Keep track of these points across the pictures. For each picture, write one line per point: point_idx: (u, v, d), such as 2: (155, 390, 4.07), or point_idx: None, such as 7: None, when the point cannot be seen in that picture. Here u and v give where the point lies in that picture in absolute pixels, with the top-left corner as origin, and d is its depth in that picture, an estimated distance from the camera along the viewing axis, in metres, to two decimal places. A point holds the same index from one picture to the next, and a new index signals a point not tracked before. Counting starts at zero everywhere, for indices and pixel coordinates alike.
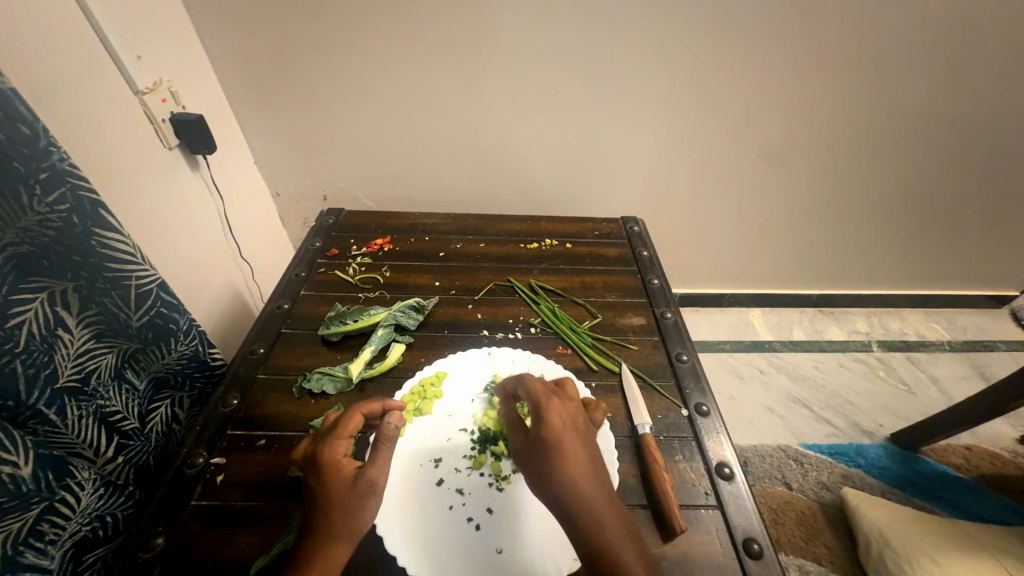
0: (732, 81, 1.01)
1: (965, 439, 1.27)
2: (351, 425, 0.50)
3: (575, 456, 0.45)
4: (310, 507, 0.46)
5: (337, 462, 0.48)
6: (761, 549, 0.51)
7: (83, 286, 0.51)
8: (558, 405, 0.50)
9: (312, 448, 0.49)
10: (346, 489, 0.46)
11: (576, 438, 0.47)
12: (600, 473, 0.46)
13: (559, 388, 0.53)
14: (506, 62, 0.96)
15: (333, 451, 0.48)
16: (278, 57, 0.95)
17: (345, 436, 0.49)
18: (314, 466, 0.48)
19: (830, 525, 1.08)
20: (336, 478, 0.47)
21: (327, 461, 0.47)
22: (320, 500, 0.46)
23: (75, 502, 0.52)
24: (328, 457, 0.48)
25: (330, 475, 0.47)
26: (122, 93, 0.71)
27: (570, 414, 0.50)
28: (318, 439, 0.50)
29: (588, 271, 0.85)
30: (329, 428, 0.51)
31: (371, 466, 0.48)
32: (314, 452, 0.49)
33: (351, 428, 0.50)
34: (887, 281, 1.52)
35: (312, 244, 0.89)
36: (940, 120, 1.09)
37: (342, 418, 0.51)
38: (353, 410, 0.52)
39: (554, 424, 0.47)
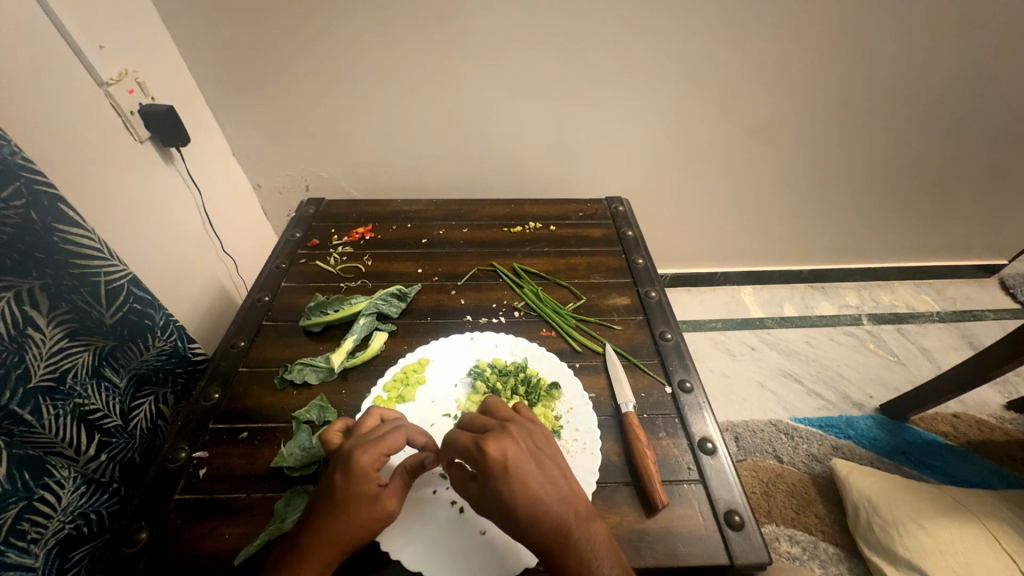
0: (716, 54, 0.98)
1: (953, 407, 1.29)
2: (395, 444, 0.48)
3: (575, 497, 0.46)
4: (323, 502, 0.45)
5: (367, 471, 0.46)
6: (743, 521, 0.52)
7: (50, 284, 0.50)
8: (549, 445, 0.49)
9: (351, 446, 0.47)
10: (364, 501, 0.45)
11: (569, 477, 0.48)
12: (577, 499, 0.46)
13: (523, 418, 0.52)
14: (484, 42, 0.93)
15: (371, 461, 0.46)
16: (249, 44, 0.92)
17: (383, 451, 0.47)
18: (346, 466, 0.46)
19: (820, 496, 1.10)
20: (359, 486, 0.45)
21: (358, 467, 0.45)
22: (338, 501, 0.45)
23: (56, 501, 0.52)
24: (363, 465, 0.45)
25: (355, 480, 0.45)
26: (85, 85, 0.69)
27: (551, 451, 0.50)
28: (359, 441, 0.48)
29: (572, 253, 0.85)
30: (372, 434, 0.48)
31: (392, 495, 0.47)
32: (350, 452, 0.47)
33: (395, 445, 0.48)
34: (877, 254, 1.52)
35: (292, 234, 0.87)
36: (928, 89, 1.07)
37: (393, 432, 0.48)
38: (404, 428, 0.50)
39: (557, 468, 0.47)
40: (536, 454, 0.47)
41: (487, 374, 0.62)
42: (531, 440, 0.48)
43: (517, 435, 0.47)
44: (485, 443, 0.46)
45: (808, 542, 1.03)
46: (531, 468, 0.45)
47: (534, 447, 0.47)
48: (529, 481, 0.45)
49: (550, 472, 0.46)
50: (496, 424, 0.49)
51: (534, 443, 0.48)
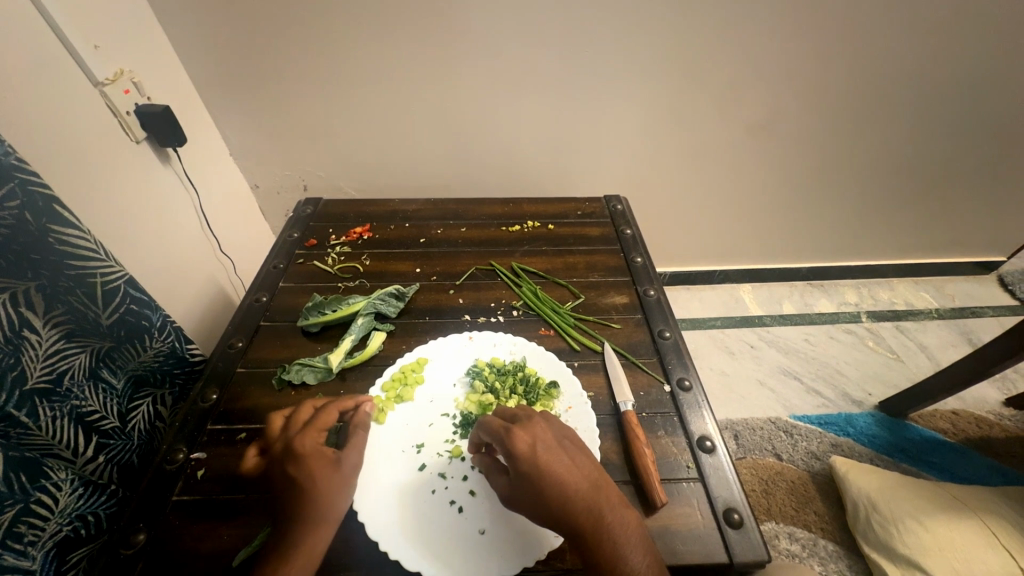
0: (715, 52, 0.98)
1: (952, 404, 1.29)
2: (328, 419, 0.54)
3: (604, 490, 0.47)
4: (290, 498, 0.48)
5: (311, 452, 0.51)
6: (742, 519, 0.52)
7: (46, 285, 0.50)
8: (572, 441, 0.50)
9: (287, 440, 0.52)
10: (329, 474, 0.50)
11: (593, 469, 0.48)
12: (606, 493, 0.47)
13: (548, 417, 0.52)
14: (481, 41, 0.93)
15: (312, 442, 0.51)
16: (245, 44, 0.92)
17: (318, 429, 0.52)
18: (290, 457, 0.50)
19: (819, 493, 1.10)
20: (312, 467, 0.50)
21: (302, 450, 0.51)
22: (306, 486, 0.49)
23: (54, 503, 0.52)
24: (307, 448, 0.51)
25: (306, 462, 0.50)
26: (78, 85, 0.68)
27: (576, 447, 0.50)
28: (291, 433, 0.53)
29: (571, 252, 0.84)
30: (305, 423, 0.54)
31: (351, 453, 0.52)
32: (289, 444, 0.52)
33: (328, 422, 0.54)
34: (876, 251, 1.52)
35: (290, 234, 0.87)
36: (926, 86, 1.07)
37: (321, 411, 0.54)
38: (330, 406, 0.55)
39: (583, 462, 0.48)
40: (564, 444, 0.49)
41: (486, 373, 0.62)
42: (557, 431, 0.50)
43: (544, 427, 0.49)
44: (514, 429, 0.48)
45: (807, 539, 1.03)
46: (558, 454, 0.47)
47: (559, 438, 0.49)
48: (557, 467, 0.46)
49: (579, 461, 0.48)
50: (523, 414, 0.51)
51: (561, 435, 0.50)
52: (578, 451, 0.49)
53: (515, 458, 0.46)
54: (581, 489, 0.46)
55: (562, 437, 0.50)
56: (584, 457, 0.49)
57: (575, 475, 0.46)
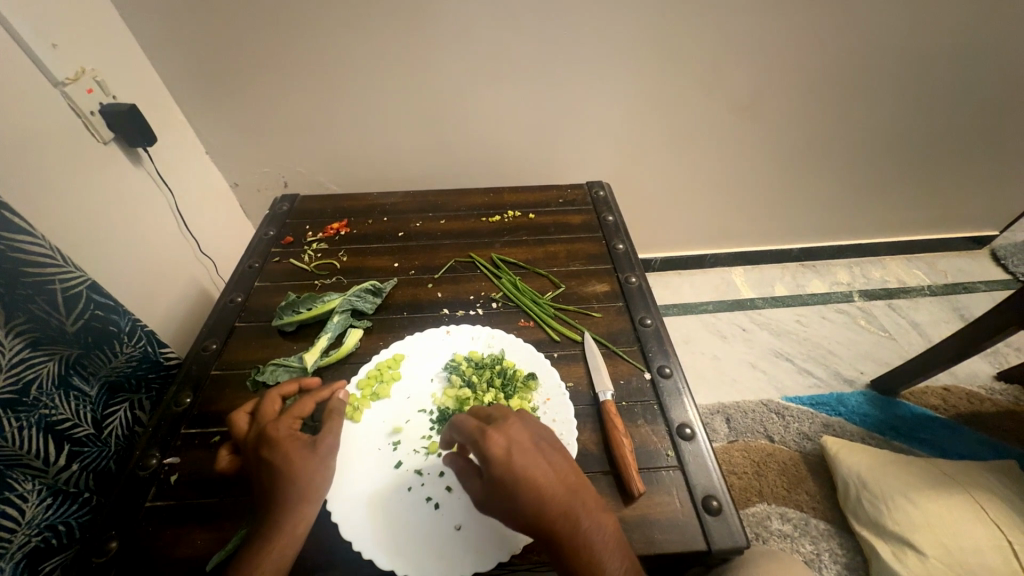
0: (696, 30, 0.95)
1: (943, 380, 1.29)
2: (304, 408, 0.53)
3: (578, 493, 0.46)
4: (265, 486, 0.48)
5: (284, 437, 0.50)
6: (721, 506, 0.51)
7: (3, 295, 0.48)
8: (549, 443, 0.49)
9: (260, 429, 0.51)
10: (304, 458, 0.49)
11: (570, 472, 0.47)
12: (582, 498, 0.46)
13: (526, 418, 0.51)
14: (454, 27, 0.91)
15: (286, 428, 0.51)
16: (213, 38, 0.89)
17: (292, 415, 0.52)
18: (264, 442, 0.49)
19: (811, 473, 1.11)
20: (284, 452, 0.49)
21: (274, 436, 0.50)
22: (283, 471, 0.48)
23: (20, 515, 0.51)
24: (281, 432, 0.50)
25: (278, 446, 0.49)
26: (36, 86, 0.66)
27: (554, 448, 0.49)
28: (264, 422, 0.52)
29: (552, 241, 0.83)
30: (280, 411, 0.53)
31: (327, 435, 0.52)
32: (262, 431, 0.51)
33: (304, 410, 0.53)
34: (867, 229, 1.51)
35: (265, 232, 0.85)
36: (913, 60, 1.05)
37: (297, 401, 0.54)
38: (307, 396, 0.55)
39: (559, 465, 0.47)
40: (540, 446, 0.48)
41: (463, 367, 0.61)
42: (534, 432, 0.49)
43: (520, 429, 0.48)
44: (488, 433, 0.47)
45: (799, 519, 1.04)
46: (534, 458, 0.46)
47: (536, 439, 0.48)
48: (533, 471, 0.45)
49: (555, 463, 0.47)
50: (499, 415, 0.50)
51: (536, 436, 0.49)
52: (554, 453, 0.48)
53: (489, 464, 0.45)
54: (557, 493, 0.45)
55: (538, 439, 0.49)
56: (560, 460, 0.48)
57: (550, 479, 0.45)
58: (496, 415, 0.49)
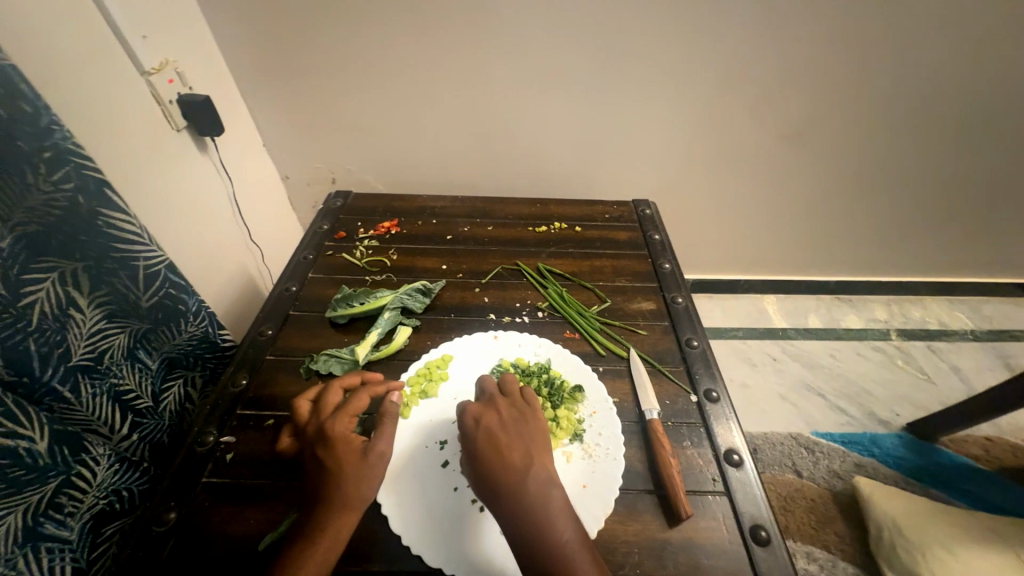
0: (753, 56, 0.96)
1: (985, 429, 1.24)
2: (360, 405, 0.54)
3: (527, 476, 0.48)
4: (319, 482, 0.49)
5: (340, 437, 0.51)
6: (769, 537, 0.50)
7: (92, 266, 0.52)
8: (524, 427, 0.52)
9: (320, 423, 0.53)
10: (358, 461, 0.50)
11: (529, 456, 0.50)
12: (530, 482, 0.48)
13: (517, 401, 0.55)
14: (514, 40, 0.93)
15: (342, 427, 0.52)
16: (285, 38, 0.93)
17: (349, 413, 0.52)
18: (322, 440, 0.51)
19: (841, 514, 1.07)
20: (339, 452, 0.50)
21: (332, 435, 0.51)
22: (336, 470, 0.49)
23: (91, 477, 0.53)
24: (338, 432, 0.51)
25: (335, 445, 0.50)
26: (127, 73, 0.70)
27: (528, 433, 0.52)
28: (323, 417, 0.53)
29: (598, 255, 0.84)
30: (337, 407, 0.54)
31: (379, 440, 0.51)
32: (321, 427, 0.52)
33: (359, 407, 0.54)
34: (910, 267, 1.47)
35: (320, 226, 0.88)
36: (974, 100, 1.03)
37: (353, 396, 0.54)
38: (362, 392, 0.55)
39: (519, 448, 0.50)
40: (515, 427, 0.52)
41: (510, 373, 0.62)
42: (513, 415, 0.53)
43: (503, 409, 0.54)
44: (471, 405, 0.54)
45: (826, 560, 1.01)
46: (503, 434, 0.51)
47: (512, 422, 0.53)
48: (495, 444, 0.50)
49: (515, 445, 0.51)
50: (490, 394, 0.56)
51: (518, 418, 0.53)
52: (523, 437, 0.51)
53: (462, 431, 0.53)
54: (502, 470, 0.49)
55: (513, 421, 0.53)
56: (526, 443, 0.51)
57: (502, 456, 0.49)
58: (489, 393, 0.56)
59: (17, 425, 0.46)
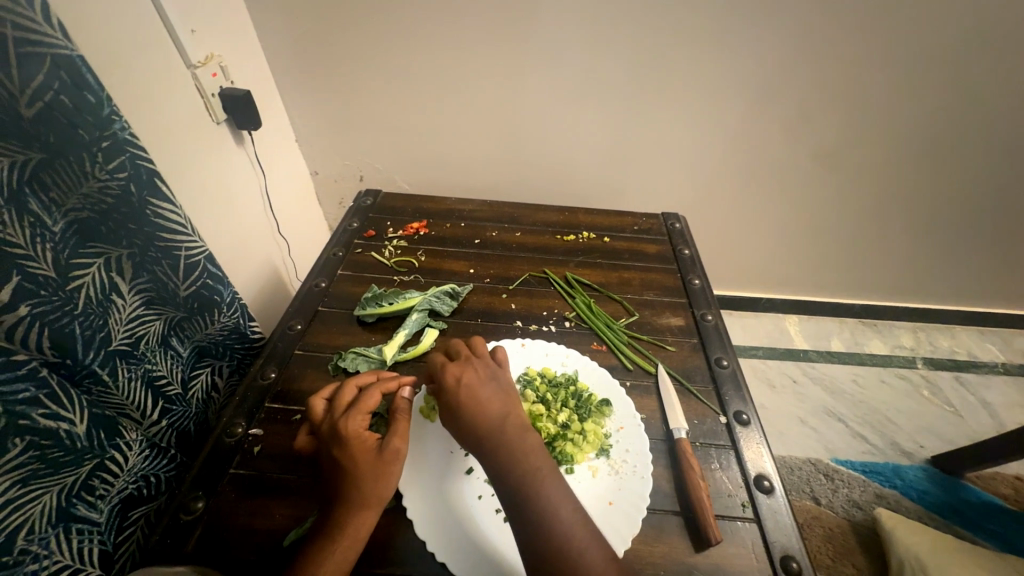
0: (793, 73, 0.95)
1: (1015, 468, 1.19)
2: (371, 401, 0.53)
3: (515, 426, 0.49)
4: (337, 481, 0.48)
5: (354, 435, 0.50)
6: (800, 569, 0.49)
7: (136, 254, 0.53)
8: (501, 382, 0.53)
9: (334, 421, 0.52)
10: (373, 458, 0.49)
11: (511, 407, 0.51)
12: (521, 431, 0.49)
13: (489, 358, 0.56)
14: (552, 48, 0.93)
15: (355, 425, 0.51)
16: (324, 36, 0.95)
17: (363, 411, 0.52)
18: (337, 439, 0.50)
19: (861, 546, 1.04)
20: (354, 450, 0.49)
21: (347, 433, 0.50)
22: (352, 469, 0.48)
23: (123, 461, 0.54)
24: (352, 430, 0.50)
25: (350, 444, 0.49)
26: (176, 66, 0.72)
27: (505, 387, 0.53)
28: (336, 414, 0.53)
29: (626, 267, 0.83)
30: (350, 404, 0.53)
31: (394, 437, 0.51)
32: (336, 425, 0.51)
33: (371, 405, 0.53)
34: (941, 295, 1.42)
35: (349, 223, 0.89)
36: (1021, 127, 1.00)
37: (363, 393, 0.54)
38: (374, 388, 0.55)
39: (502, 399, 0.51)
40: (494, 385, 0.53)
41: (537, 383, 0.61)
42: (490, 372, 0.54)
43: (478, 367, 0.54)
44: (447, 364, 0.53)
45: None
46: (484, 391, 0.51)
47: (492, 378, 0.53)
48: (477, 402, 0.50)
49: (501, 400, 0.51)
50: (464, 353, 0.55)
51: (494, 377, 0.54)
52: (502, 390, 0.52)
53: (442, 387, 0.52)
54: (495, 421, 0.49)
55: (491, 374, 0.54)
56: (508, 396, 0.52)
57: (489, 407, 0.50)
58: (461, 352, 0.55)
59: (59, 407, 0.46)
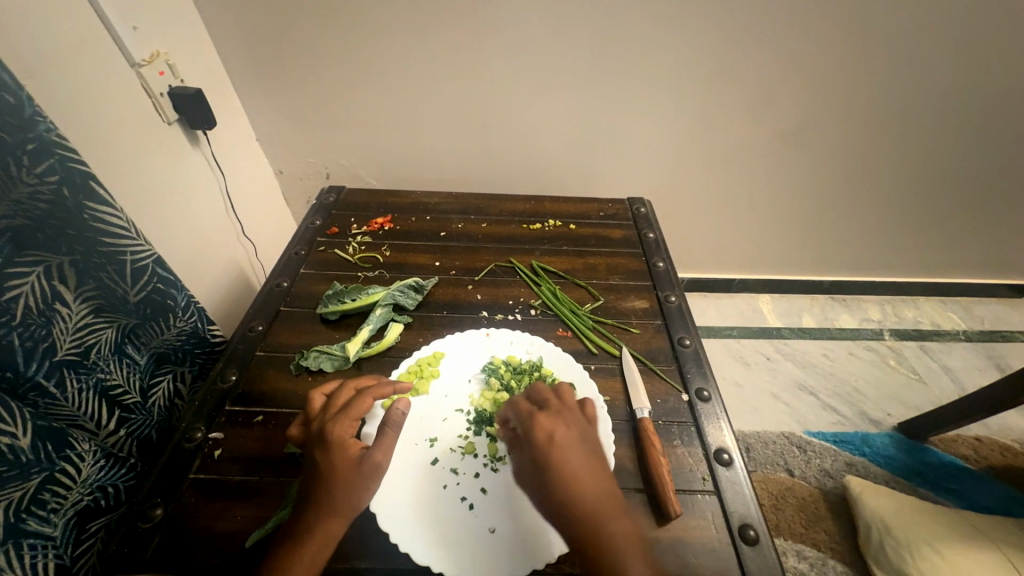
0: (750, 54, 0.96)
1: (975, 429, 1.25)
2: (363, 408, 0.51)
3: (606, 496, 0.45)
4: (313, 485, 0.47)
5: (342, 442, 0.49)
6: (757, 536, 0.50)
7: (79, 261, 0.51)
8: (593, 441, 0.49)
9: (323, 423, 0.51)
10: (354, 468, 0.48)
11: (602, 471, 0.47)
12: (611, 501, 0.45)
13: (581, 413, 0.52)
14: (510, 36, 0.93)
15: (343, 431, 0.49)
16: (277, 30, 0.92)
17: (352, 417, 0.50)
18: (322, 443, 0.49)
19: (831, 512, 1.08)
20: (339, 457, 0.48)
21: (333, 439, 0.49)
22: (331, 476, 0.47)
23: (76, 473, 0.53)
24: (338, 436, 0.49)
25: (335, 451, 0.48)
26: (118, 65, 0.69)
27: (595, 448, 0.49)
28: (328, 415, 0.51)
29: (591, 254, 0.83)
30: (340, 407, 0.52)
31: (379, 451, 0.49)
32: (323, 428, 0.50)
33: (362, 411, 0.51)
34: (904, 268, 1.47)
35: (312, 221, 0.88)
36: (968, 101, 1.04)
37: (356, 398, 0.52)
38: (368, 394, 0.53)
39: (594, 463, 0.47)
40: (588, 445, 0.49)
41: (501, 371, 0.62)
42: (582, 430, 0.50)
43: (569, 423, 0.50)
44: (536, 417, 0.50)
45: (816, 558, 1.01)
46: (578, 455, 0.47)
47: (583, 437, 0.49)
48: (570, 461, 0.47)
49: (593, 464, 0.47)
50: (553, 404, 0.51)
51: (587, 432, 0.50)
52: (594, 450, 0.49)
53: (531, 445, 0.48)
54: (588, 490, 0.45)
55: (584, 432, 0.49)
56: (599, 459, 0.48)
57: (580, 472, 0.46)
58: (552, 402, 0.51)
59: None
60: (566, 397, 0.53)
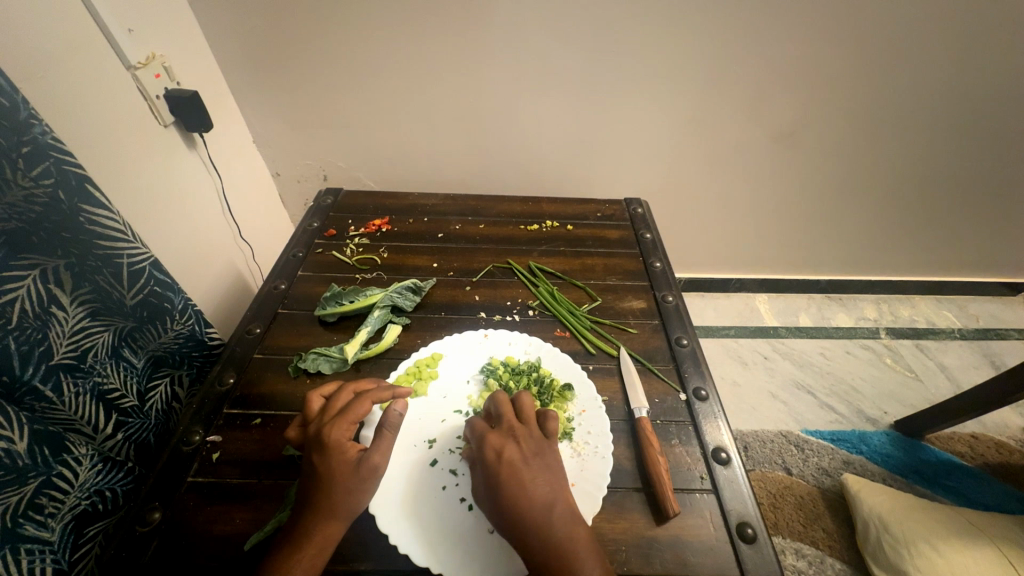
0: (745, 55, 0.96)
1: (971, 427, 1.25)
2: (361, 412, 0.51)
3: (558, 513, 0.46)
4: (310, 487, 0.47)
5: (339, 445, 0.49)
6: (755, 534, 0.51)
7: (74, 264, 0.51)
8: (548, 456, 0.49)
9: (321, 426, 0.50)
10: (351, 471, 0.47)
11: (555, 487, 0.47)
12: (562, 517, 0.45)
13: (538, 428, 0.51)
14: (507, 38, 0.93)
15: (340, 435, 0.49)
16: (274, 33, 0.92)
17: (350, 421, 0.49)
18: (319, 446, 0.48)
19: (829, 510, 1.08)
20: (335, 460, 0.48)
21: (330, 442, 0.48)
22: (328, 479, 0.47)
23: (73, 477, 0.53)
24: (335, 439, 0.48)
25: (332, 454, 0.48)
26: (113, 68, 0.69)
27: (550, 463, 0.49)
28: (326, 418, 0.51)
29: (589, 254, 0.84)
30: (339, 410, 0.51)
31: (376, 453, 0.49)
32: (320, 431, 0.50)
33: (360, 415, 0.50)
34: (900, 267, 1.48)
35: (309, 223, 0.88)
36: (961, 101, 1.05)
37: (355, 401, 0.51)
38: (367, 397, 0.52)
39: (546, 480, 0.47)
40: (540, 461, 0.48)
41: (500, 372, 0.62)
42: (536, 446, 0.49)
43: (522, 438, 0.49)
44: (489, 433, 0.49)
45: (814, 556, 1.01)
46: (528, 472, 0.47)
47: (537, 453, 0.49)
48: (520, 479, 0.46)
49: (546, 481, 0.47)
50: (508, 419, 0.50)
51: (541, 447, 0.49)
52: (548, 466, 0.48)
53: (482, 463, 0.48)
54: (536, 508, 0.45)
55: (538, 448, 0.49)
56: (553, 474, 0.48)
57: (528, 489, 0.46)
58: (507, 418, 0.51)
59: None
60: (523, 410, 0.52)
